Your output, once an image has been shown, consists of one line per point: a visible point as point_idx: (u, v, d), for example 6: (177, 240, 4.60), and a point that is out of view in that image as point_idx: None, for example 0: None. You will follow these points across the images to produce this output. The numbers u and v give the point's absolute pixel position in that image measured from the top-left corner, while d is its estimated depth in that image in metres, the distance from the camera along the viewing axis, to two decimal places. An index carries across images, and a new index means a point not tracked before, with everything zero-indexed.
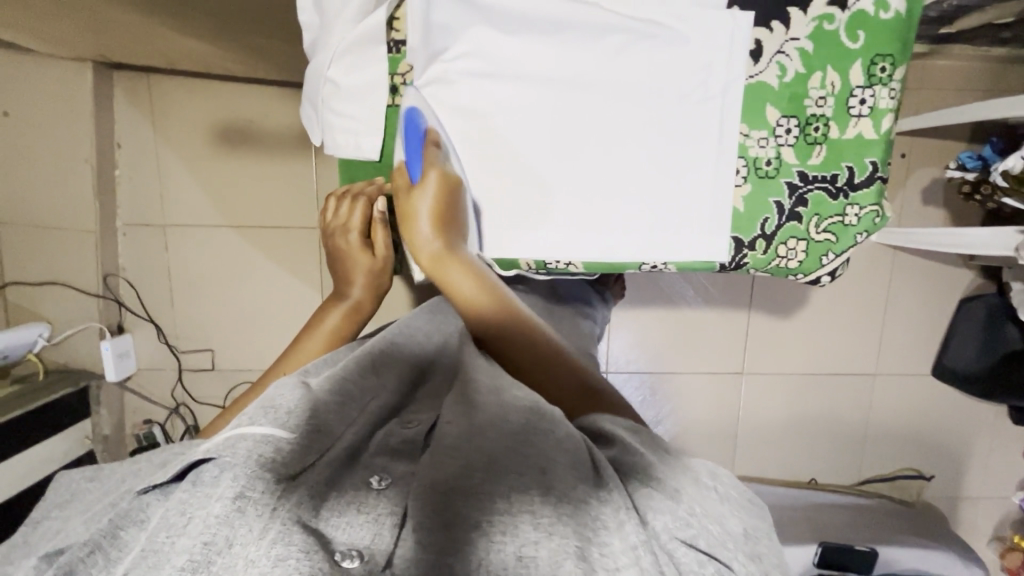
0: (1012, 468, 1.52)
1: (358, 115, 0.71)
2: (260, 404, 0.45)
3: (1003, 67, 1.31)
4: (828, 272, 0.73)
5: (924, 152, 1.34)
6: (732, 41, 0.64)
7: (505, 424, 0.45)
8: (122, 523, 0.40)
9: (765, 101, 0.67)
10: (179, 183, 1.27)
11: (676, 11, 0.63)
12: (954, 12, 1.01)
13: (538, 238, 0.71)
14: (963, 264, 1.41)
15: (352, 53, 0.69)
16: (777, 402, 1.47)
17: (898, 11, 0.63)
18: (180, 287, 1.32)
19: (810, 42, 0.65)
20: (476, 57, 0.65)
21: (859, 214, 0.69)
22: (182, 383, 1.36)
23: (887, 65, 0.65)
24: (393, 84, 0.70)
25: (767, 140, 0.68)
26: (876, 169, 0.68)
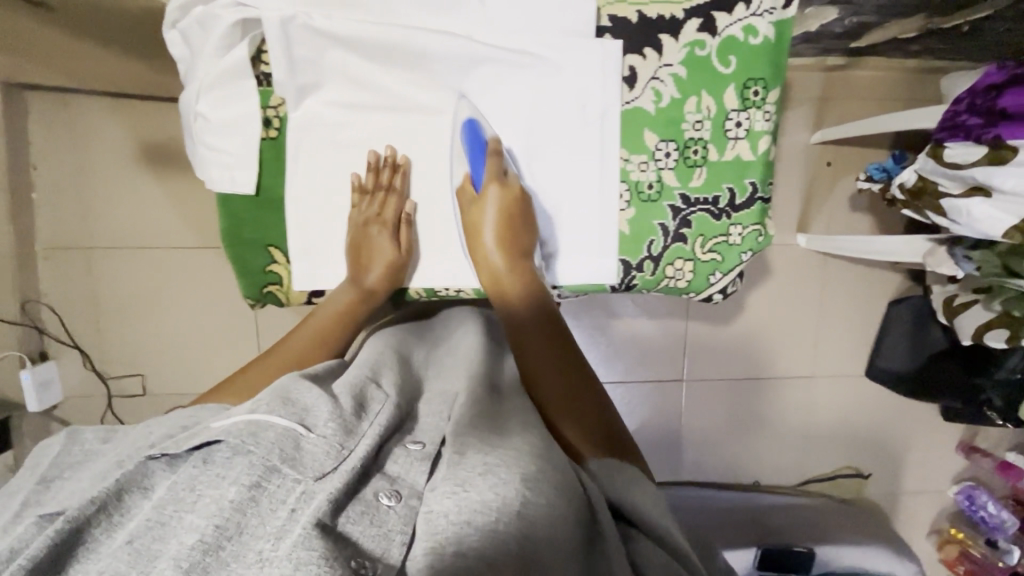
0: (947, 462, 1.57)
1: (233, 150, 0.73)
2: (282, 396, 0.52)
3: (919, 77, 1.35)
4: (719, 290, 0.82)
5: (848, 159, 1.38)
6: (603, 68, 0.73)
7: (513, 467, 0.48)
8: (128, 487, 0.43)
9: (643, 127, 0.75)
10: (102, 203, 1.24)
11: (546, 42, 0.72)
12: (858, 28, 1.05)
13: (435, 267, 0.81)
14: (890, 267, 1.46)
15: (220, 87, 0.71)
16: (720, 406, 1.49)
17: (766, 36, 0.72)
18: (106, 310, 1.28)
19: (682, 69, 0.73)
20: (347, 83, 0.74)
21: (742, 233, 0.78)
22: (112, 410, 1.32)
23: (759, 88, 0.74)
24: (266, 117, 0.74)
25: (648, 164, 0.76)
26: (755, 190, 0.77)
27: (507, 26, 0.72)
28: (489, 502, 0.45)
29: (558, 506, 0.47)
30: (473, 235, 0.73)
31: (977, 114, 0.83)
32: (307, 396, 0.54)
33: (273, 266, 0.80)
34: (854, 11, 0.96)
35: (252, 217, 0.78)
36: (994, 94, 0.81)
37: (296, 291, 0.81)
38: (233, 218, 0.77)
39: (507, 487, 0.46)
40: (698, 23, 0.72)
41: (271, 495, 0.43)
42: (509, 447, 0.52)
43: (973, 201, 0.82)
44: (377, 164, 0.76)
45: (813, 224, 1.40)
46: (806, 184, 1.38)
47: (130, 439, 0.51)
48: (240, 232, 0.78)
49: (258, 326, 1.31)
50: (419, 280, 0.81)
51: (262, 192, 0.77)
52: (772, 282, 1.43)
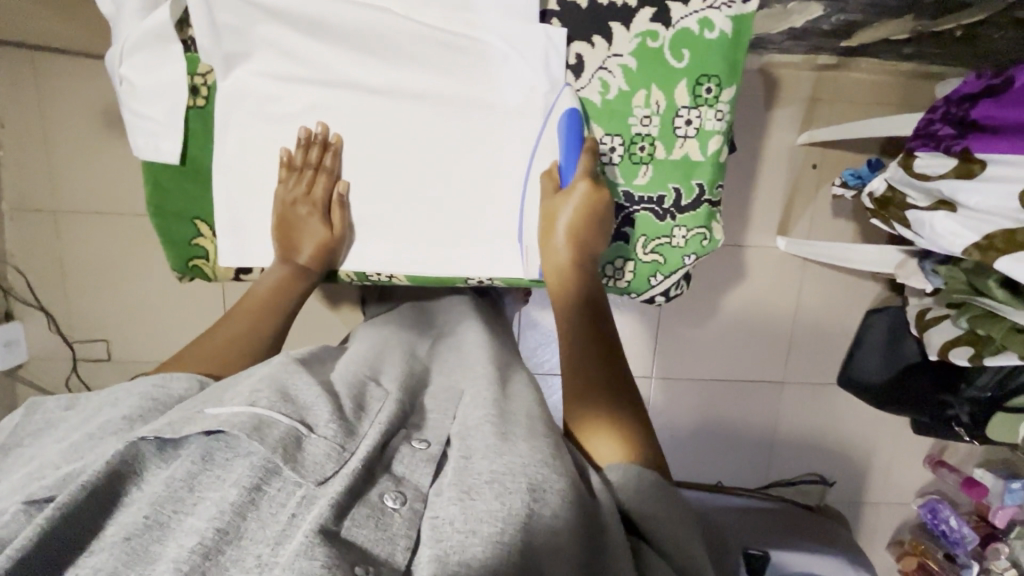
0: (913, 475, 1.56)
1: (159, 116, 0.72)
2: (281, 392, 0.51)
3: (915, 81, 1.31)
4: (661, 293, 0.81)
5: (834, 163, 1.35)
6: (547, 56, 0.70)
7: (519, 475, 0.47)
8: (124, 476, 0.44)
9: (587, 118, 0.73)
10: (70, 165, 1.22)
11: (489, 26, 0.70)
12: (846, 27, 1.01)
13: (372, 252, 0.80)
14: (870, 276, 1.43)
15: (144, 51, 0.69)
16: (687, 406, 1.48)
17: (723, 31, 0.69)
18: (73, 274, 1.27)
19: (631, 60, 0.71)
20: (288, 57, 0.72)
21: (686, 236, 0.76)
22: (78, 373, 1.33)
23: (712, 86, 0.71)
24: (194, 85, 0.72)
25: (591, 157, 0.75)
26: (701, 192, 0.74)
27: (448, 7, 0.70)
28: (494, 513, 0.44)
29: (566, 515, 0.46)
30: (545, 223, 0.73)
31: (949, 125, 0.83)
32: (308, 393, 0.53)
33: (200, 240, 0.79)
34: (840, 8, 0.92)
35: (179, 189, 0.77)
36: (966, 105, 0.81)
37: (222, 267, 0.81)
38: (160, 188, 0.76)
39: (513, 498, 0.45)
40: (651, 12, 0.69)
41: (270, 499, 0.44)
42: (524, 453, 0.50)
43: (937, 214, 0.83)
44: (305, 141, 0.74)
45: (794, 227, 1.37)
46: (789, 186, 1.35)
47: (89, 412, 0.51)
48: (166, 203, 0.77)
49: (224, 298, 1.31)
50: (351, 263, 0.80)
51: (187, 163, 0.75)
52: (749, 285, 1.41)
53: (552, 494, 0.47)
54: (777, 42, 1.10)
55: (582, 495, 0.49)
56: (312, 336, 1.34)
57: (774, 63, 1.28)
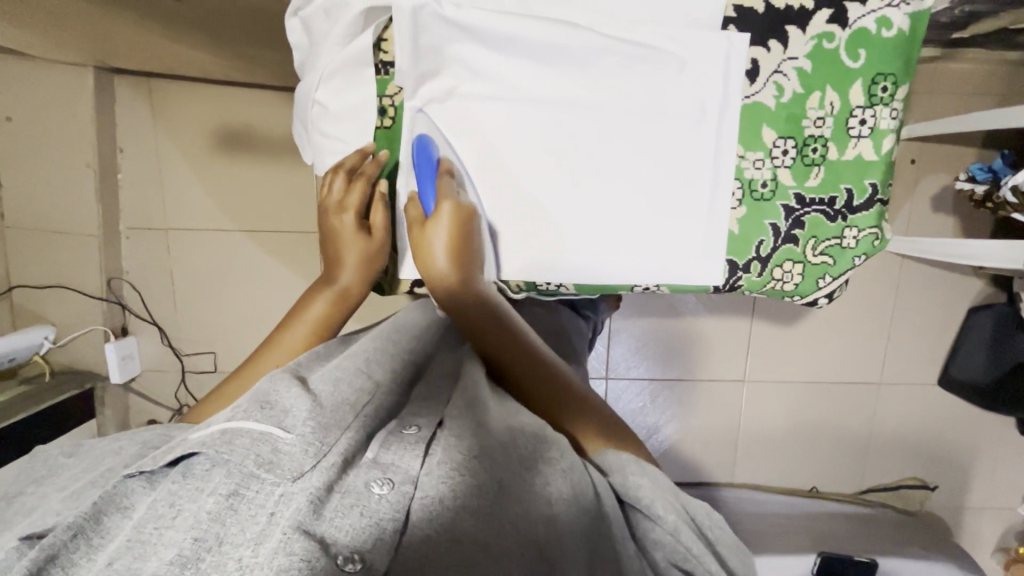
0: (1018, 479, 1.50)
1: (349, 138, 0.73)
2: (258, 397, 0.49)
3: (1019, 71, 1.27)
4: (825, 294, 0.78)
5: (934, 158, 1.31)
6: (727, 62, 0.67)
7: (513, 448, 0.51)
8: (106, 509, 0.44)
9: (761, 122, 0.70)
10: (183, 186, 1.28)
11: (671, 35, 0.66)
12: (966, 18, 0.99)
13: (533, 266, 0.75)
14: (972, 273, 1.38)
15: (340, 75, 0.70)
16: (779, 410, 1.45)
17: (900, 28, 0.66)
18: (184, 289, 1.33)
19: (807, 62, 0.68)
20: (466, 70, 0.68)
21: (857, 236, 0.74)
22: (185, 384, 1.38)
23: (888, 84, 0.68)
24: (381, 106, 0.71)
25: (763, 161, 0.72)
26: (875, 192, 0.72)
27: (628, 15, 0.65)
28: (480, 489, 0.46)
29: (561, 488, 0.49)
30: (420, 254, 0.68)
31: None
32: (288, 396, 0.50)
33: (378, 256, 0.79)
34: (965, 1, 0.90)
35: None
36: None
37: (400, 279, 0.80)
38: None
39: (496, 472, 0.48)
40: (828, 13, 0.67)
41: (249, 501, 0.42)
42: (499, 434, 0.52)
43: None
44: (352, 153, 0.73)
45: (892, 225, 1.34)
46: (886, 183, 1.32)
47: (97, 467, 0.54)
48: None
49: None
50: (521, 272, 0.75)
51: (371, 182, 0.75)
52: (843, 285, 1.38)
53: (541, 468, 0.49)
54: None
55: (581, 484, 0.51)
56: None
57: None
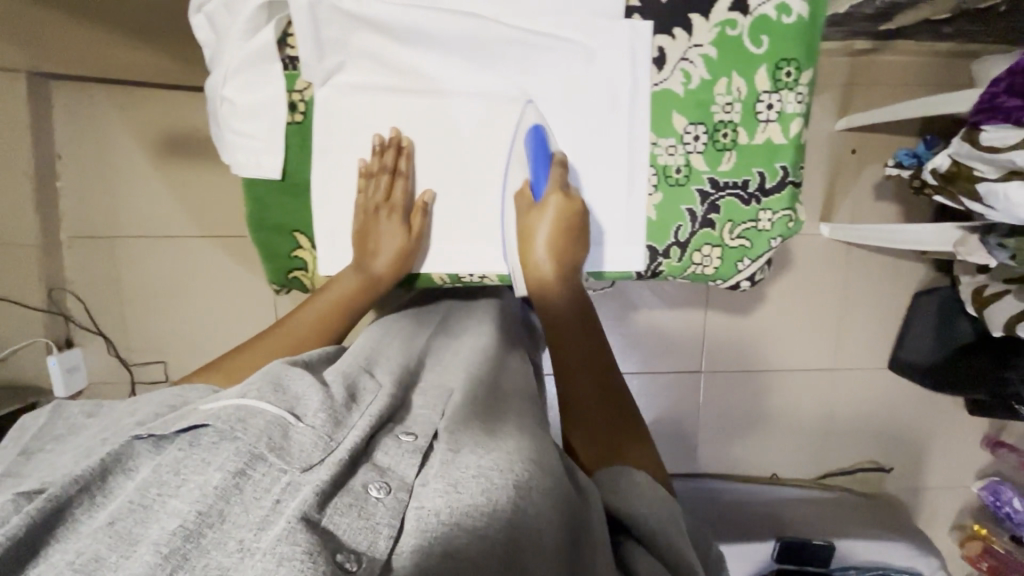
0: (971, 458, 1.54)
1: (262, 135, 0.71)
2: (273, 382, 0.50)
3: (951, 61, 1.31)
4: (747, 277, 0.79)
5: (874, 146, 1.35)
6: (632, 50, 0.69)
7: (530, 458, 0.50)
8: (113, 469, 0.42)
9: (671, 109, 0.71)
10: (128, 192, 1.25)
11: (577, 27, 0.68)
12: (891, 9, 1.01)
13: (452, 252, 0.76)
14: (916, 258, 1.42)
15: (246, 72, 0.69)
16: (738, 399, 1.47)
17: (800, 15, 0.67)
18: (130, 298, 1.30)
19: (712, 49, 0.69)
20: (371, 60, 0.70)
21: (772, 219, 0.75)
22: (136, 395, 1.35)
23: (792, 69, 0.69)
24: (291, 101, 0.71)
25: (676, 147, 0.73)
26: (786, 174, 0.73)
27: (535, 10, 0.68)
28: (480, 507, 0.43)
29: (553, 513, 0.46)
30: (523, 243, 0.69)
31: (1016, 95, 0.75)
32: (299, 385, 0.52)
33: (299, 252, 0.77)
34: None
35: (278, 204, 0.74)
36: None
37: (320, 276, 0.78)
38: (259, 203, 0.74)
39: (498, 492, 0.45)
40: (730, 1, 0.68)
41: (255, 483, 0.41)
42: (504, 451, 0.50)
43: (1011, 184, 0.76)
44: (380, 147, 0.71)
45: (837, 213, 1.37)
46: (831, 173, 1.35)
47: (111, 420, 0.50)
48: (265, 217, 0.75)
49: (278, 313, 1.33)
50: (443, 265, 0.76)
51: (288, 178, 0.73)
52: (794, 273, 1.41)
53: (537, 492, 0.47)
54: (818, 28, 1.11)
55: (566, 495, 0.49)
56: None
57: None
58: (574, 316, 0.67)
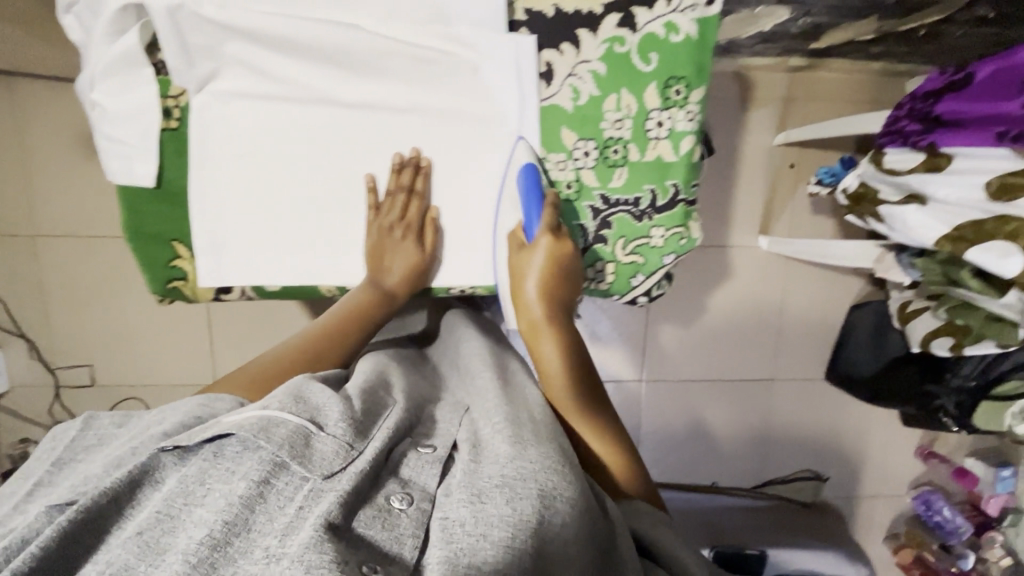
0: (905, 468, 1.58)
1: (132, 141, 0.65)
2: (297, 397, 0.52)
3: (885, 80, 1.34)
4: (643, 293, 0.80)
5: (811, 162, 1.37)
6: (517, 66, 0.68)
7: (552, 467, 0.49)
8: (141, 481, 0.43)
9: (560, 124, 0.71)
10: (50, 191, 1.21)
11: (459, 36, 0.66)
12: (815, 29, 1.03)
13: (343, 265, 0.73)
14: (852, 272, 1.45)
15: (116, 75, 0.63)
16: (679, 408, 1.48)
17: (688, 33, 0.67)
18: (55, 298, 1.26)
19: (600, 66, 0.69)
20: (249, 70, 0.66)
21: (664, 236, 0.75)
22: (61, 399, 1.31)
23: (682, 87, 0.70)
24: (165, 107, 0.65)
25: (566, 163, 0.73)
26: (676, 192, 0.73)
27: (415, 16, 0.65)
28: (505, 517, 0.43)
29: (572, 527, 0.46)
30: (516, 280, 0.70)
31: (915, 120, 0.87)
32: (318, 397, 0.53)
33: (177, 261, 0.71)
34: (806, 12, 0.93)
35: (154, 211, 0.69)
36: (931, 100, 0.84)
37: (201, 288, 0.72)
38: (131, 211, 0.68)
39: (523, 502, 0.44)
40: (618, 17, 0.67)
41: (278, 492, 0.42)
42: (534, 459, 0.49)
43: (908, 208, 0.86)
44: (399, 166, 0.71)
45: (775, 226, 1.40)
46: (769, 187, 1.38)
47: (139, 428, 0.51)
48: (140, 225, 0.69)
49: (211, 316, 1.31)
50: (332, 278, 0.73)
51: (164, 186, 0.68)
52: (734, 285, 1.43)
53: (562, 504, 0.46)
54: (750, 45, 1.12)
55: (590, 508, 0.50)
56: None
57: (747, 66, 1.30)
58: (559, 367, 0.66)
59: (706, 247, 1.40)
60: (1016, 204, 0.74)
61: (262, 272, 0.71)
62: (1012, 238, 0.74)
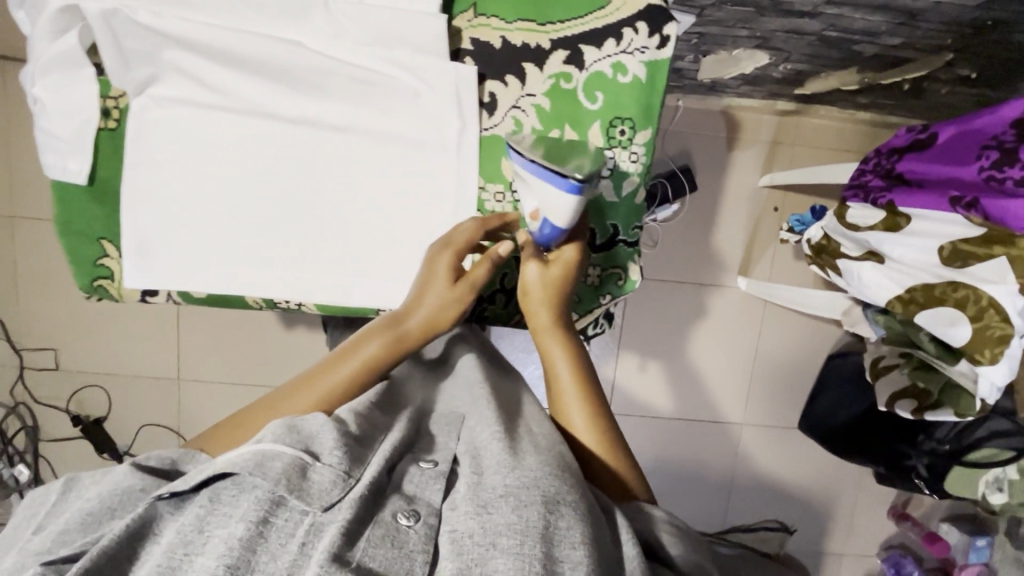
0: (876, 526, 1.53)
1: (64, 135, 0.66)
2: (286, 422, 0.47)
3: (875, 131, 1.33)
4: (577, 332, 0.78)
5: (795, 207, 1.36)
6: (457, 90, 0.67)
7: (564, 489, 0.45)
8: (136, 537, 0.40)
9: (500, 155, 0.70)
10: (30, 175, 1.22)
11: (400, 62, 0.66)
12: (797, 76, 1.02)
13: (266, 277, 0.70)
14: (832, 320, 1.42)
15: (56, 71, 0.64)
16: (646, 444, 1.45)
17: (636, 75, 0.67)
18: (26, 280, 1.27)
19: (545, 100, 0.69)
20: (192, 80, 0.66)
21: (600, 275, 0.73)
22: (24, 381, 1.31)
23: (627, 128, 0.69)
24: (105, 107, 0.66)
25: (504, 195, 0.71)
26: (615, 233, 0.71)
27: (357, 39, 0.65)
28: (512, 526, 0.41)
29: (583, 530, 0.43)
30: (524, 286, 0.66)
31: (879, 176, 0.87)
32: (309, 419, 0.48)
33: (104, 260, 0.70)
34: (786, 58, 0.93)
35: (87, 208, 0.69)
36: (894, 158, 0.84)
37: (126, 288, 0.71)
38: (65, 206, 0.68)
39: (530, 509, 0.42)
40: (565, 54, 0.68)
41: (278, 530, 0.40)
42: (533, 466, 0.46)
43: (865, 265, 0.88)
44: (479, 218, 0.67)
45: (755, 267, 1.38)
46: (751, 228, 1.36)
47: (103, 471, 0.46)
48: (71, 222, 0.69)
49: (178, 312, 1.31)
50: (258, 290, 0.71)
51: (95, 184, 0.68)
52: (710, 323, 1.40)
53: (566, 506, 0.44)
54: (734, 86, 1.11)
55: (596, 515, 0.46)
56: (268, 355, 1.34)
57: (735, 106, 1.30)
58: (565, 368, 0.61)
59: (685, 283, 1.38)
60: (967, 270, 0.76)
61: (186, 278, 0.70)
62: (960, 306, 0.77)
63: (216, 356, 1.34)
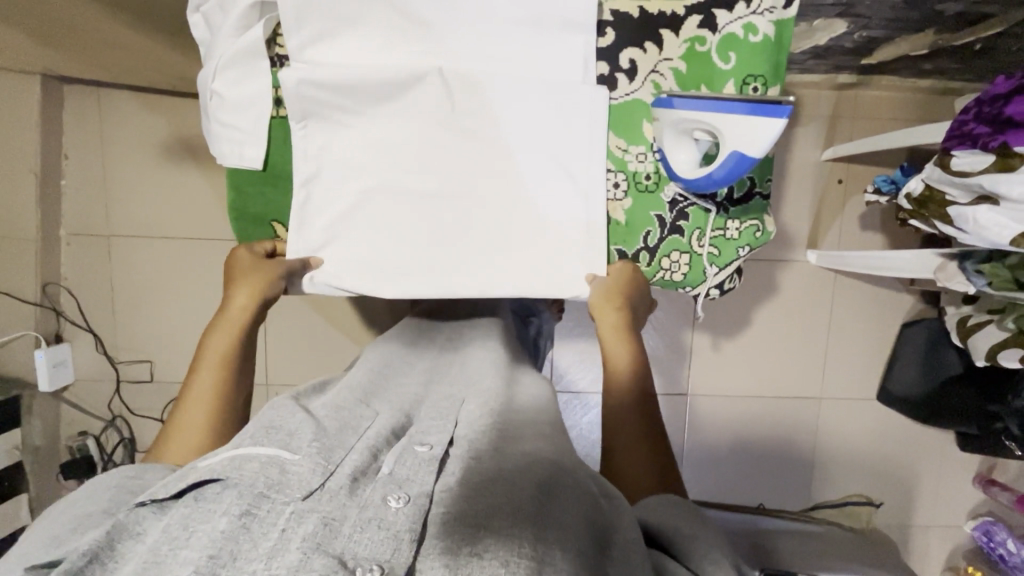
0: (962, 496, 1.51)
1: (244, 126, 0.79)
2: (265, 425, 0.50)
3: (933, 98, 1.35)
4: (715, 285, 0.86)
5: (859, 178, 1.38)
6: (586, 57, 0.76)
7: (531, 474, 0.49)
8: (119, 537, 0.42)
9: (640, 120, 0.80)
10: (126, 194, 1.28)
11: (540, 36, 0.75)
12: (868, 43, 1.05)
13: (420, 249, 0.80)
14: (904, 288, 1.43)
15: (235, 67, 0.77)
16: (725, 423, 1.46)
17: (766, 34, 0.73)
18: (123, 296, 1.32)
19: (681, 63, 0.77)
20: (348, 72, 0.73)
21: (739, 228, 0.83)
22: (120, 394, 1.35)
23: (758, 85, 0.75)
24: (277, 97, 0.78)
25: (645, 155, 0.81)
26: (752, 185, 0.81)
27: (507, 18, 0.74)
28: (504, 506, 0.44)
29: (576, 515, 0.47)
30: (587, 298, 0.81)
31: (983, 123, 0.85)
32: (292, 419, 0.51)
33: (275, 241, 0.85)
34: (863, 25, 0.96)
35: (258, 193, 0.84)
36: (999, 103, 0.83)
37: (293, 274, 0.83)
38: (242, 193, 0.84)
39: (522, 492, 0.46)
40: (699, 19, 0.76)
41: (262, 520, 0.41)
42: (517, 459, 0.51)
43: (980, 208, 0.85)
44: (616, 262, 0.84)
45: (824, 240, 1.39)
46: (817, 202, 1.38)
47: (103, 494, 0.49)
48: (246, 209, 0.84)
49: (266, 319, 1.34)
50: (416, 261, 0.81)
51: (269, 168, 0.82)
52: (780, 301, 1.42)
53: (558, 491, 0.48)
54: (801, 61, 1.14)
55: (593, 500, 0.50)
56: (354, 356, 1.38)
57: (794, 84, 1.33)
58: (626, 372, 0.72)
59: (755, 260, 1.40)
60: None
61: (355, 250, 0.81)
62: None
63: (303, 361, 1.38)
